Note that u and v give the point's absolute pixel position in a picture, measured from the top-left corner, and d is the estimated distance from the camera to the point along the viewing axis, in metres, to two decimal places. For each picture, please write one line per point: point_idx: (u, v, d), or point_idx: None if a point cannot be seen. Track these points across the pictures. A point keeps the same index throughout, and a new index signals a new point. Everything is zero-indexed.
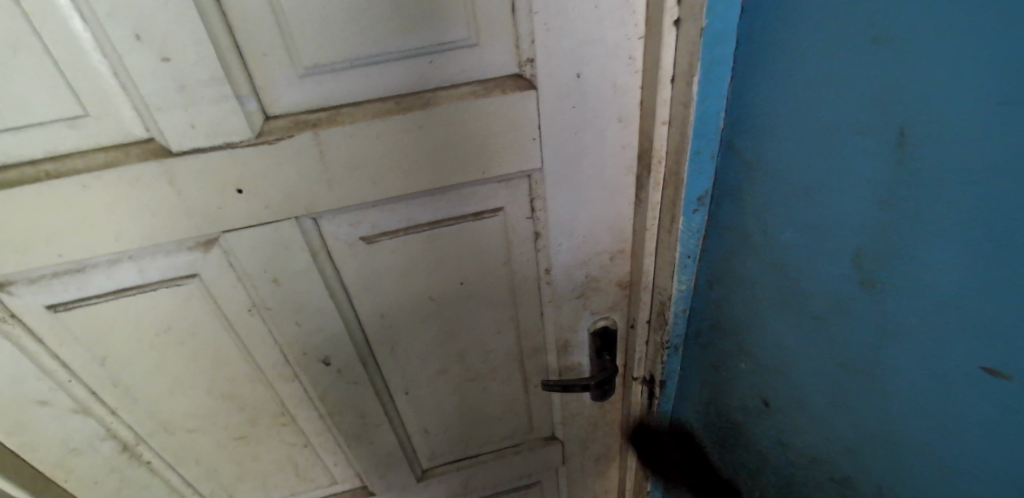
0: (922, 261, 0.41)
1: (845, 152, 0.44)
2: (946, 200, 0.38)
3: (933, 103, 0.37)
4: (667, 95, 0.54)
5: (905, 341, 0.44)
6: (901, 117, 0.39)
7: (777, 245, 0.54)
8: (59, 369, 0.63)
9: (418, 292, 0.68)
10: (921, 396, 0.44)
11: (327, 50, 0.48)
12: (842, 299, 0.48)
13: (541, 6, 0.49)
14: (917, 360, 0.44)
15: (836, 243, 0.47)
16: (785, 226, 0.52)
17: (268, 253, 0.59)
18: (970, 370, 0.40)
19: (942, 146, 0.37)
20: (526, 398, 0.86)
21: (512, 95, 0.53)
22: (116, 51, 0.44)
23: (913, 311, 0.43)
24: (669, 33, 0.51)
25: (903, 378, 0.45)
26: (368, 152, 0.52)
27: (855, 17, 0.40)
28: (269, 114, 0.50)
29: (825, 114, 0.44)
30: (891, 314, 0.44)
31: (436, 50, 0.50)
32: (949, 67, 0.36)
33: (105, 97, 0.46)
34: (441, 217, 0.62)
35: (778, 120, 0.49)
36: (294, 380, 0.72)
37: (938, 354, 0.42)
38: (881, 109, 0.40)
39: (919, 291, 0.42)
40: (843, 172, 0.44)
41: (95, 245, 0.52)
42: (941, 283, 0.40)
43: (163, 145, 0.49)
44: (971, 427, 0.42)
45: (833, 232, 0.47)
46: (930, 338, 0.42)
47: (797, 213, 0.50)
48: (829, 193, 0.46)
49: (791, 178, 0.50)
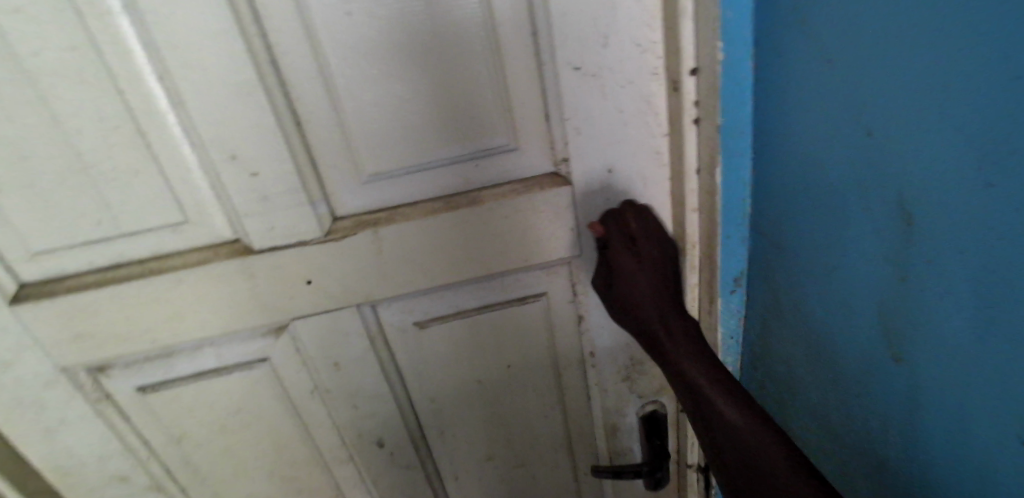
0: (940, 317, 0.45)
1: (857, 227, 0.50)
2: (940, 222, 0.42)
3: (919, 176, 0.43)
4: (693, 185, 0.59)
5: (932, 401, 0.48)
6: (888, 152, 0.45)
7: (809, 302, 0.58)
8: (141, 449, 0.69)
9: (466, 376, 0.72)
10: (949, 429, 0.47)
11: (385, 159, 0.55)
12: (870, 338, 0.52)
13: (571, 115, 0.55)
14: (940, 384, 0.47)
15: (855, 276, 0.52)
16: (810, 269, 0.57)
17: (330, 340, 0.64)
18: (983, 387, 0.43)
19: (925, 173, 0.42)
20: (575, 486, 0.86)
21: (548, 191, 0.58)
22: (214, 168, 0.52)
23: (937, 365, 0.46)
24: (690, 132, 0.56)
25: (933, 410, 0.48)
26: (420, 246, 0.58)
27: (851, 114, 0.47)
28: (336, 215, 0.57)
29: (829, 157, 0.51)
30: (908, 336, 0.48)
31: (479, 155, 0.57)
32: (925, 145, 0.42)
33: (202, 206, 0.54)
34: (487, 303, 0.67)
35: (795, 176, 0.55)
36: (349, 462, 0.76)
37: (953, 371, 0.45)
38: (879, 187, 0.46)
39: (927, 309, 0.46)
40: (850, 205, 0.50)
41: (183, 333, 0.59)
42: (957, 337, 0.44)
43: (247, 244, 0.56)
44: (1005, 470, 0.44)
45: (850, 266, 0.52)
46: (958, 390, 0.45)
47: (817, 248, 0.55)
48: (842, 228, 0.51)
49: (807, 221, 0.55)
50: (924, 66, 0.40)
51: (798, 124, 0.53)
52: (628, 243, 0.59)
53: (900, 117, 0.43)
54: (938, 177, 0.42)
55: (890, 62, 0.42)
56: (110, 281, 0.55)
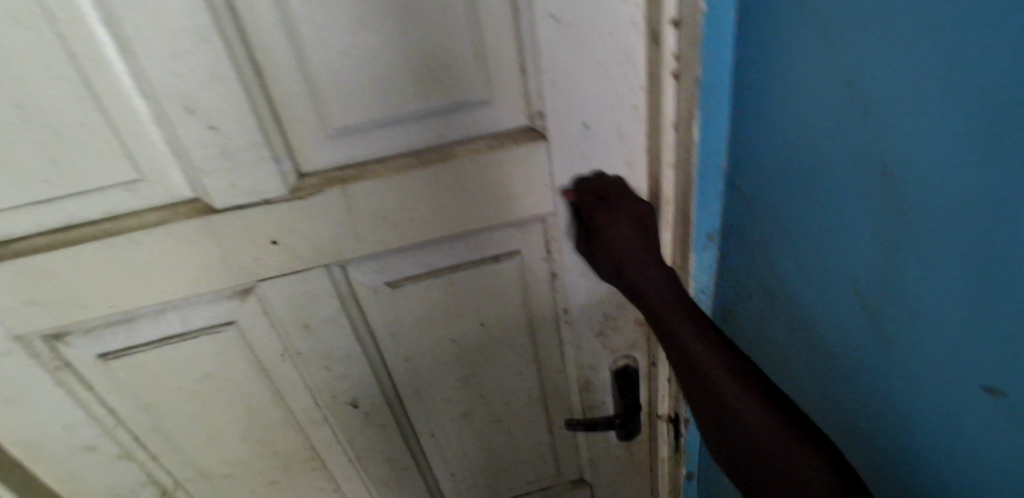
0: (918, 277, 0.43)
1: (842, 187, 0.48)
2: (925, 181, 0.40)
3: (912, 139, 0.40)
4: (670, 139, 0.58)
5: (907, 368, 0.47)
6: (877, 97, 0.42)
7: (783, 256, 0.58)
8: (106, 416, 0.67)
9: (441, 336, 0.71)
10: (921, 388, 0.47)
11: (352, 114, 0.53)
12: (843, 290, 0.51)
13: (546, 66, 0.53)
14: (912, 342, 0.46)
15: (831, 228, 0.50)
16: (787, 223, 0.56)
17: (300, 302, 0.63)
18: (958, 354, 0.42)
19: (912, 129, 0.40)
20: (550, 440, 0.88)
21: (524, 146, 0.56)
22: (169, 122, 0.49)
23: (917, 335, 0.45)
24: (667, 85, 0.55)
25: (903, 370, 0.48)
26: (392, 204, 0.56)
27: (846, 67, 0.44)
28: (302, 172, 0.55)
29: (814, 104, 0.48)
30: (886, 291, 0.47)
31: (451, 109, 0.54)
32: (921, 106, 0.39)
33: (158, 163, 0.51)
34: (461, 262, 0.66)
35: (777, 127, 0.53)
36: (324, 424, 0.75)
37: (925, 333, 0.44)
38: (869, 146, 0.44)
39: (905, 266, 0.44)
40: (830, 152, 0.48)
41: (144, 296, 0.57)
42: (940, 308, 0.42)
43: (208, 203, 0.54)
44: (975, 435, 0.43)
45: (825, 216, 0.51)
46: (942, 360, 0.44)
47: (792, 200, 0.54)
48: (820, 179, 0.50)
49: (786, 170, 0.54)
50: (929, 20, 0.37)
51: (781, 74, 0.51)
52: (599, 199, 0.59)
53: (897, 76, 0.40)
54: (931, 143, 0.39)
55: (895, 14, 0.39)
56: (61, 244, 0.52)
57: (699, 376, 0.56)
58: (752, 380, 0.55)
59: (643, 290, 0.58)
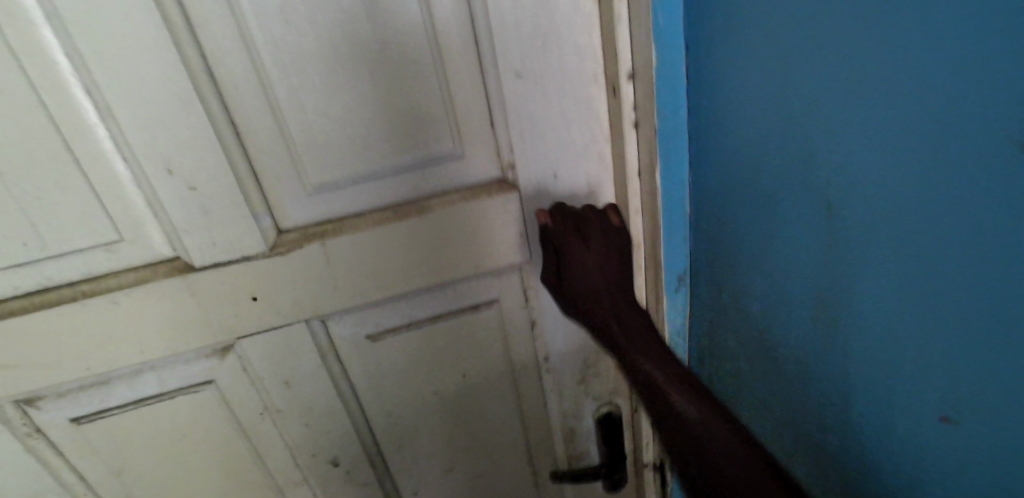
0: (878, 293, 0.47)
1: (794, 228, 0.53)
2: (882, 201, 0.44)
3: (868, 198, 0.45)
4: (636, 187, 0.61)
5: (870, 397, 0.52)
6: (838, 116, 0.45)
7: (747, 284, 0.61)
8: (77, 484, 0.65)
9: (422, 387, 0.71)
10: (881, 401, 0.51)
11: (330, 170, 0.54)
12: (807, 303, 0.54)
13: (515, 121, 0.55)
14: (875, 353, 0.49)
15: (790, 242, 0.54)
16: (749, 250, 0.59)
17: (279, 357, 0.63)
18: (922, 367, 0.46)
19: (873, 149, 0.43)
20: (537, 492, 0.87)
21: (497, 197, 0.58)
22: (149, 184, 0.50)
23: (878, 367, 0.50)
24: (630, 136, 0.58)
25: (868, 381, 0.51)
26: (372, 257, 0.57)
27: (805, 86, 0.47)
28: (281, 228, 0.56)
29: (774, 131, 0.51)
30: (842, 299, 0.51)
31: (426, 163, 0.56)
32: (882, 170, 0.43)
33: (136, 223, 0.52)
34: (440, 312, 0.67)
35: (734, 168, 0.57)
36: (304, 484, 0.74)
37: (889, 347, 0.48)
38: (817, 193, 0.49)
39: (865, 277, 0.48)
40: (790, 168, 0.51)
41: (119, 357, 0.56)
42: (899, 346, 0.47)
43: (187, 261, 0.54)
44: (935, 451, 0.48)
45: (784, 234, 0.54)
46: (897, 371, 0.48)
47: (754, 226, 0.57)
48: (780, 199, 0.53)
49: (747, 200, 0.57)
50: (900, 98, 0.41)
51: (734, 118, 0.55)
52: (573, 230, 0.58)
53: (855, 145, 0.45)
54: (886, 203, 0.44)
55: (861, 92, 0.43)
56: (37, 307, 0.52)
57: (664, 414, 0.57)
58: (722, 416, 0.56)
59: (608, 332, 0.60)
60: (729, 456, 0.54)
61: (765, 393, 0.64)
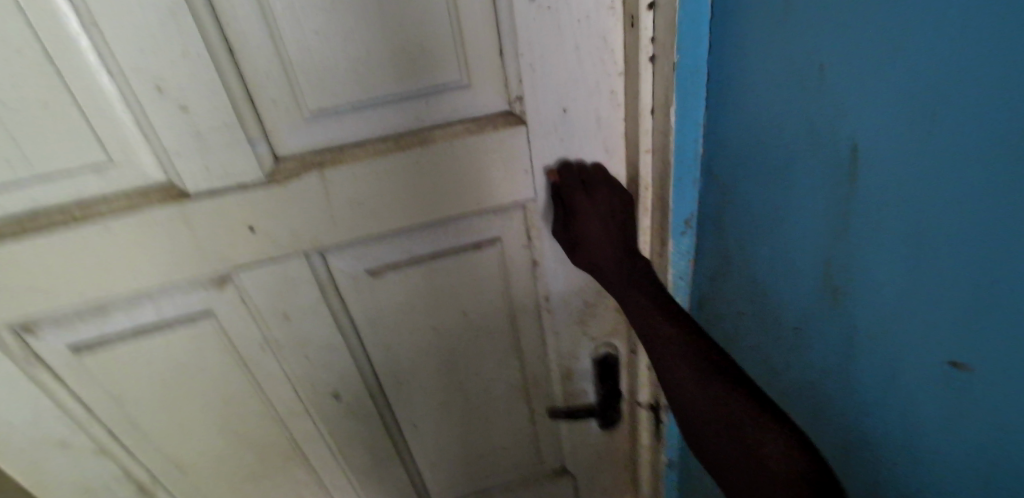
0: (877, 232, 0.45)
1: (804, 162, 0.49)
2: (886, 131, 0.41)
3: (881, 127, 0.42)
4: (648, 124, 0.58)
5: (870, 342, 0.49)
6: (846, 40, 0.42)
7: (750, 230, 0.59)
8: (76, 408, 0.66)
9: (421, 323, 0.71)
10: (876, 351, 0.49)
11: (329, 97, 0.52)
12: (806, 245, 0.52)
13: (525, 51, 0.52)
14: (872, 298, 0.47)
15: (793, 180, 0.51)
16: (754, 193, 0.56)
17: (277, 289, 0.62)
18: (923, 311, 0.43)
19: (877, 71, 0.41)
20: (532, 428, 0.88)
21: (503, 130, 0.56)
22: (140, 104, 0.48)
23: (880, 310, 0.47)
24: (644, 71, 0.55)
25: (863, 328, 0.49)
26: (370, 190, 0.55)
27: (813, 7, 0.44)
28: (279, 155, 0.54)
29: (782, 57, 0.48)
30: (841, 240, 0.48)
31: (430, 93, 0.54)
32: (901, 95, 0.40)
33: (127, 147, 0.50)
34: (441, 248, 0.66)
35: (749, 106, 0.53)
36: (303, 414, 0.75)
37: (887, 291, 0.46)
38: (831, 122, 0.45)
39: (865, 215, 0.45)
40: (794, 99, 0.48)
41: (115, 285, 0.55)
42: (903, 289, 0.44)
43: (181, 189, 0.53)
44: (932, 405, 0.46)
45: (787, 169, 0.51)
46: (896, 320, 0.46)
47: (759, 164, 0.54)
48: (785, 132, 0.50)
49: (754, 137, 0.54)
50: (921, 16, 0.37)
51: (754, 51, 0.51)
52: (580, 184, 0.59)
53: (874, 69, 0.41)
54: (900, 131, 0.40)
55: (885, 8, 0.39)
56: (28, 231, 0.51)
57: (663, 364, 0.59)
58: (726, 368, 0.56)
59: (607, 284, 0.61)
60: (735, 406, 0.54)
61: (762, 343, 0.63)
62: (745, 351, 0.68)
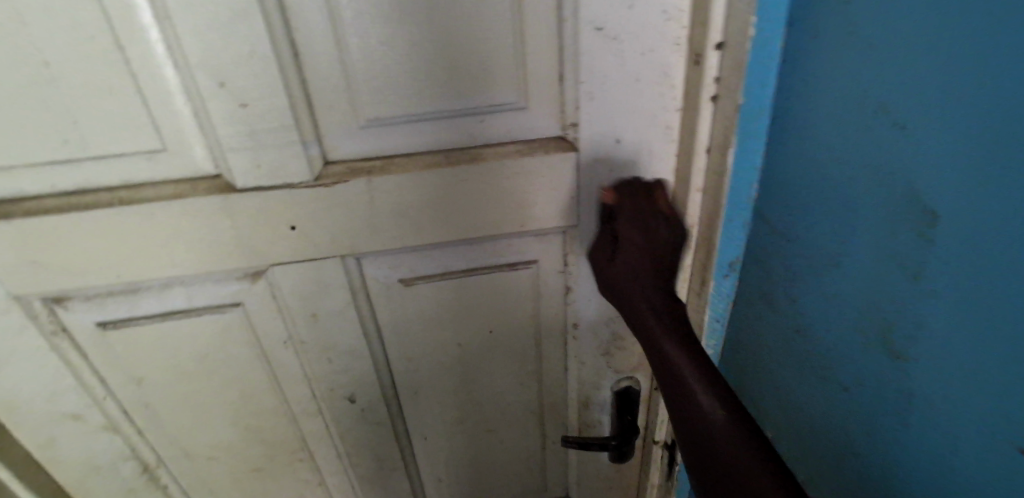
0: (945, 303, 0.42)
1: (862, 212, 0.47)
2: (967, 198, 0.39)
3: (971, 197, 0.39)
4: (701, 164, 0.57)
5: (920, 417, 0.47)
6: (923, 102, 0.41)
7: (795, 284, 0.57)
8: (97, 385, 0.66)
9: (445, 338, 0.70)
10: (928, 429, 0.46)
11: (384, 105, 0.51)
12: (859, 307, 0.50)
13: (587, 78, 0.52)
14: (931, 372, 0.45)
15: (853, 238, 0.49)
16: (806, 246, 0.54)
17: (307, 290, 0.62)
18: (992, 393, 0.41)
19: (957, 134, 0.39)
20: (542, 454, 0.86)
21: (554, 155, 0.55)
22: (197, 95, 0.48)
23: (943, 387, 0.44)
24: (705, 109, 0.54)
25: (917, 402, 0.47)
26: (412, 201, 0.55)
27: (891, 64, 0.43)
28: (328, 159, 0.54)
29: (852, 111, 0.47)
30: (904, 308, 0.46)
31: (485, 111, 0.53)
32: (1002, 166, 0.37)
33: (180, 136, 0.51)
34: (476, 266, 0.65)
35: (810, 158, 0.52)
36: (316, 416, 0.74)
37: (951, 367, 0.43)
38: (909, 187, 0.43)
39: (936, 285, 0.43)
40: (863, 155, 0.46)
41: (150, 269, 0.56)
42: (968, 368, 0.42)
43: (227, 182, 0.53)
44: (988, 493, 0.43)
45: (850, 228, 0.49)
46: (955, 397, 0.43)
47: (816, 219, 0.52)
48: (850, 189, 0.48)
49: (813, 190, 0.52)
50: (999, 77, 0.36)
51: (822, 103, 0.49)
52: (637, 216, 0.55)
53: (950, 125, 0.39)
54: (993, 203, 0.38)
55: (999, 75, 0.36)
56: (74, 207, 0.52)
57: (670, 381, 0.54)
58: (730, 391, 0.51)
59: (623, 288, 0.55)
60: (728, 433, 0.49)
61: (796, 397, 0.61)
62: (773, 404, 0.66)
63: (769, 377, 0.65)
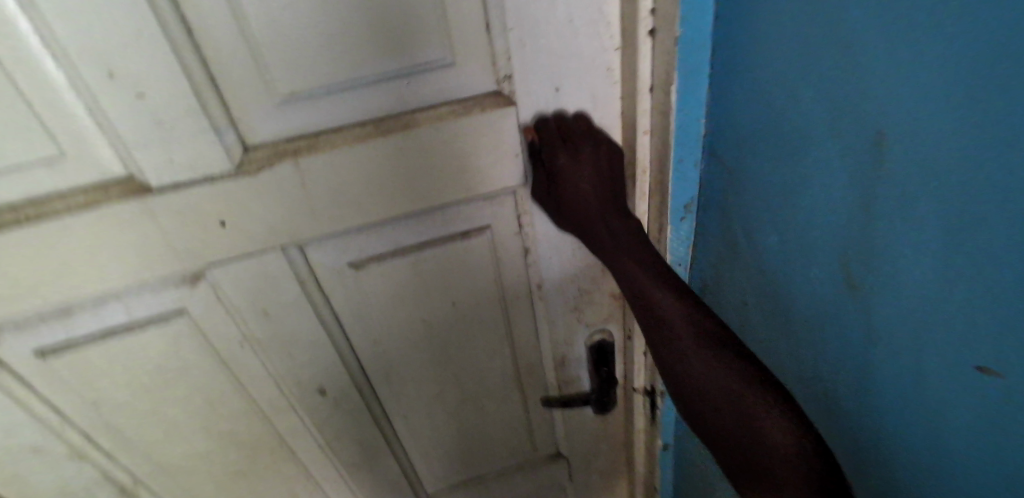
0: (903, 224, 0.42)
1: (817, 138, 0.46)
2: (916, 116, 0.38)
3: (921, 117, 0.38)
4: (646, 104, 0.55)
5: (892, 331, 0.46)
6: (856, 19, 0.39)
7: (754, 219, 0.56)
8: (49, 414, 0.62)
9: (410, 316, 0.68)
10: (907, 349, 0.45)
11: (302, 79, 0.48)
12: (818, 234, 0.49)
13: (514, 25, 0.49)
14: (899, 293, 0.44)
15: (809, 165, 0.47)
16: (762, 176, 0.53)
17: (254, 285, 0.58)
18: (963, 307, 0.40)
19: (897, 48, 0.38)
20: (527, 417, 0.86)
21: (491, 112, 0.52)
22: (92, 92, 0.43)
23: (913, 308, 0.43)
24: (643, 45, 0.52)
25: (891, 324, 0.46)
26: (349, 178, 0.52)
27: None
28: (249, 145, 0.50)
29: (789, 35, 0.45)
30: (865, 230, 0.45)
31: (411, 73, 0.50)
32: (961, 77, 0.35)
33: (83, 139, 0.46)
34: (429, 238, 0.62)
35: (756, 85, 0.50)
36: (289, 411, 0.71)
37: (921, 285, 0.42)
38: (861, 110, 0.41)
39: (895, 209, 0.42)
40: (808, 79, 0.45)
41: (78, 287, 0.52)
42: (936, 285, 0.41)
43: (145, 183, 0.49)
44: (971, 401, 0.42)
45: (803, 156, 0.48)
46: (926, 312, 0.43)
47: (769, 151, 0.51)
48: (799, 118, 0.47)
49: (762, 118, 0.50)
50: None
51: (764, 30, 0.47)
52: (560, 141, 0.54)
53: (891, 40, 0.38)
54: (947, 122, 0.37)
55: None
56: None
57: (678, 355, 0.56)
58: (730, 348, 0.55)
59: (621, 263, 0.57)
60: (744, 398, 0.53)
61: (767, 328, 0.61)
62: (747, 338, 0.65)
63: (738, 312, 0.64)
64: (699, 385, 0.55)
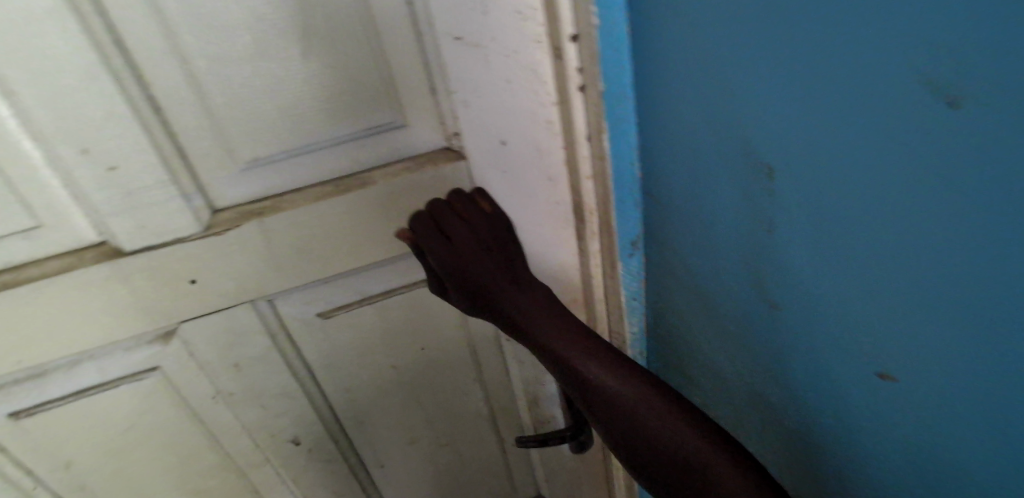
0: (867, 306, 0.38)
1: (724, 185, 0.46)
2: (871, 207, 0.35)
3: (879, 190, 0.34)
4: (586, 151, 0.54)
5: (815, 375, 0.46)
6: (795, 97, 0.36)
7: (684, 255, 0.56)
8: (23, 478, 0.63)
9: (378, 363, 0.70)
10: (863, 416, 0.43)
11: (263, 144, 0.52)
12: (737, 280, 0.49)
13: (456, 86, 0.52)
14: (885, 386, 0.40)
15: (719, 208, 0.47)
16: (690, 225, 0.52)
17: (223, 342, 0.61)
18: (937, 405, 0.37)
19: (852, 136, 0.34)
20: (504, 457, 0.88)
21: (443, 167, 0.57)
22: (65, 167, 0.47)
23: (865, 388, 0.42)
24: (574, 98, 0.51)
25: (824, 373, 0.45)
26: (312, 233, 0.55)
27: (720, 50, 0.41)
28: (216, 207, 0.54)
29: (728, 107, 0.42)
30: (809, 300, 0.43)
31: (366, 134, 0.54)
32: (928, 185, 0.32)
33: (60, 209, 0.50)
34: (395, 286, 0.65)
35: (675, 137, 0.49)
36: (264, 465, 0.73)
37: (890, 371, 0.39)
38: (755, 157, 0.41)
39: (851, 293, 0.39)
40: (748, 150, 0.42)
41: (53, 349, 0.54)
42: (918, 368, 0.37)
43: (116, 247, 0.52)
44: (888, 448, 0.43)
45: (733, 216, 0.46)
46: (886, 401, 0.41)
47: (696, 208, 0.50)
48: (732, 181, 0.44)
49: (683, 177, 0.50)
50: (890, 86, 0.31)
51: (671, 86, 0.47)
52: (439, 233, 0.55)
53: (844, 133, 0.34)
54: (930, 197, 0.32)
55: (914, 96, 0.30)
56: None
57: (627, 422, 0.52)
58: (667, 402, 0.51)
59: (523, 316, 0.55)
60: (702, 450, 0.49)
61: (712, 374, 0.61)
62: (694, 380, 0.65)
63: (687, 354, 0.64)
64: (651, 457, 0.51)
